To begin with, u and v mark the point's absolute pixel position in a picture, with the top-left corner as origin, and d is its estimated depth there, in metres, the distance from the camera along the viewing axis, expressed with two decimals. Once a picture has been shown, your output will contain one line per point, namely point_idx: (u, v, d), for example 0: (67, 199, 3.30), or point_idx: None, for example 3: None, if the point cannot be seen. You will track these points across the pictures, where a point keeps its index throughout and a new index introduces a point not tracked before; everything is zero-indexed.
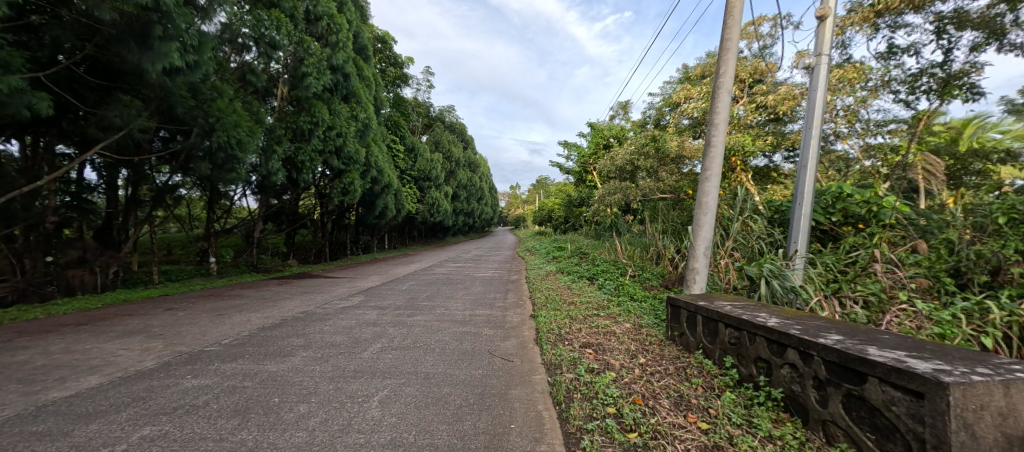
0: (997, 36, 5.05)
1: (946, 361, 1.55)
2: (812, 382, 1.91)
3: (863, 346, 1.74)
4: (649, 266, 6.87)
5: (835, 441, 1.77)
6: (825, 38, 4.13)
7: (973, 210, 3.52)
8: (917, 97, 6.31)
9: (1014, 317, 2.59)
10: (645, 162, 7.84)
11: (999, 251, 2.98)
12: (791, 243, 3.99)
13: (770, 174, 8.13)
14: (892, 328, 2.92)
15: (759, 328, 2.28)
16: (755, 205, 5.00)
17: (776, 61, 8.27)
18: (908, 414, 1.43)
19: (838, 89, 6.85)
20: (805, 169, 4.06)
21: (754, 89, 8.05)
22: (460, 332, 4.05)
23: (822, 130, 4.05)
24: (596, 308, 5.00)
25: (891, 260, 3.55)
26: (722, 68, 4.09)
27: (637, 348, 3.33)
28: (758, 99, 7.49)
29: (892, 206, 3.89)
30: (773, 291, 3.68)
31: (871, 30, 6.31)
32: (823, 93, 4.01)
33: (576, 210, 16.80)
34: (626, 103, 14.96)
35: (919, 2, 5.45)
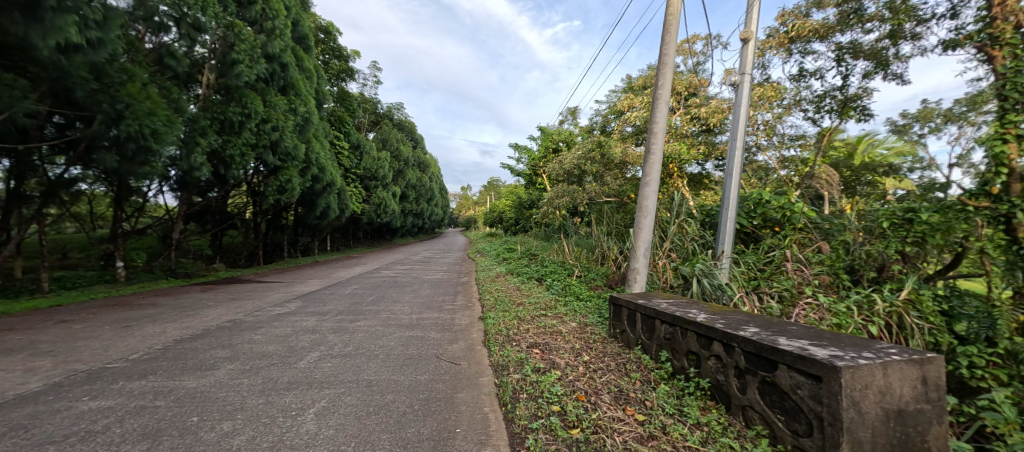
0: (883, 66, 5.87)
1: (840, 347, 1.78)
2: (734, 371, 2.09)
3: (775, 337, 1.95)
4: (594, 266, 7.16)
5: (753, 423, 1.96)
6: (748, 59, 4.56)
7: (865, 216, 3.98)
8: (822, 116, 7.16)
9: (894, 307, 3.09)
10: (591, 167, 8.15)
11: (885, 251, 3.61)
12: (719, 243, 4.35)
13: (702, 181, 8.86)
14: (800, 320, 3.30)
15: (690, 323, 2.46)
16: (689, 209, 5.41)
17: (708, 77, 9.00)
18: (810, 396, 1.62)
19: (759, 105, 7.62)
20: (731, 176, 4.46)
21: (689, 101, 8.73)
22: (406, 336, 3.94)
23: (746, 141, 4.47)
24: (543, 308, 5.10)
25: (801, 259, 4.00)
26: (660, 80, 4.36)
27: (582, 346, 3.46)
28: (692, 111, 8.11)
29: (801, 212, 4.42)
30: (703, 288, 4.03)
31: (785, 54, 7.07)
32: (746, 108, 4.42)
33: (527, 212, 17.08)
34: (575, 109, 15.47)
35: (824, 32, 6.22)
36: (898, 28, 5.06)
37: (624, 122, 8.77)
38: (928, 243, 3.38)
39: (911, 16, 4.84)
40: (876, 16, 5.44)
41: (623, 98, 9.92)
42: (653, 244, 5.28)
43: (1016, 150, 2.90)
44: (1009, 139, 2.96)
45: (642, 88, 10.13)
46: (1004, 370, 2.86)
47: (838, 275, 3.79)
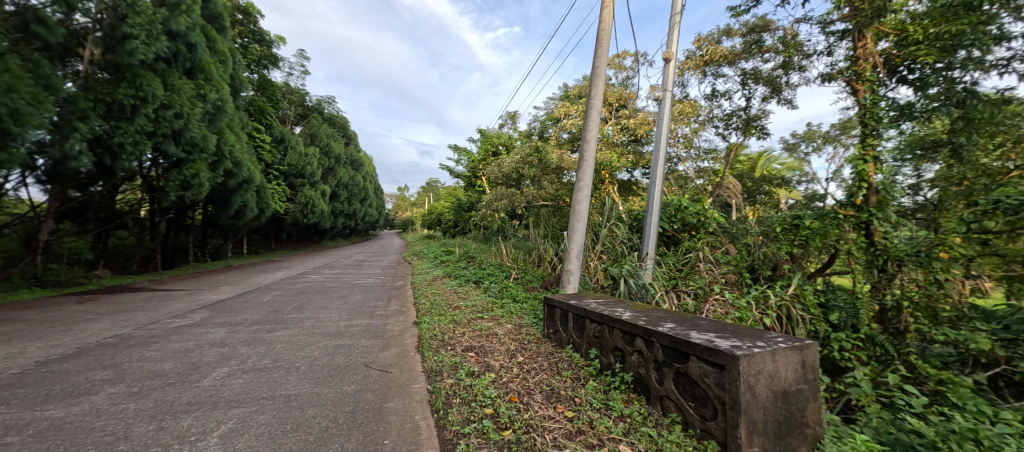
0: (777, 92, 6.76)
1: (739, 338, 2.01)
2: (653, 364, 2.26)
3: (687, 331, 2.14)
4: (531, 269, 7.31)
5: (669, 412, 2.14)
6: (669, 77, 4.98)
7: (762, 221, 4.59)
8: (730, 132, 8.04)
9: (784, 301, 3.71)
10: (529, 171, 8.33)
11: (778, 252, 4.17)
12: (644, 246, 4.68)
13: (630, 187, 9.48)
14: (709, 315, 3.67)
15: (616, 321, 2.61)
16: (619, 214, 5.76)
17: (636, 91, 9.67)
18: (715, 383, 1.81)
19: (679, 120, 8.36)
20: (655, 183, 4.82)
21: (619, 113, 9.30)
22: (332, 345, 3.69)
23: (667, 152, 4.87)
24: (480, 311, 5.09)
25: (712, 260, 4.45)
26: (593, 91, 4.58)
27: (516, 347, 3.51)
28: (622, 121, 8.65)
29: (713, 218, 4.93)
30: (629, 288, 4.31)
31: (701, 75, 7.84)
32: (667, 121, 4.82)
33: (465, 214, 16.96)
34: (514, 113, 15.72)
35: (732, 58, 7.01)
36: (788, 60, 5.82)
37: (561, 128, 9.10)
38: (810, 245, 3.93)
39: (798, 51, 5.61)
40: (772, 48, 6.25)
41: (560, 106, 10.30)
42: (586, 246, 5.53)
43: (872, 169, 3.58)
44: (868, 160, 3.60)
45: (578, 97, 10.59)
46: (863, 350, 3.53)
47: (742, 273, 4.29)
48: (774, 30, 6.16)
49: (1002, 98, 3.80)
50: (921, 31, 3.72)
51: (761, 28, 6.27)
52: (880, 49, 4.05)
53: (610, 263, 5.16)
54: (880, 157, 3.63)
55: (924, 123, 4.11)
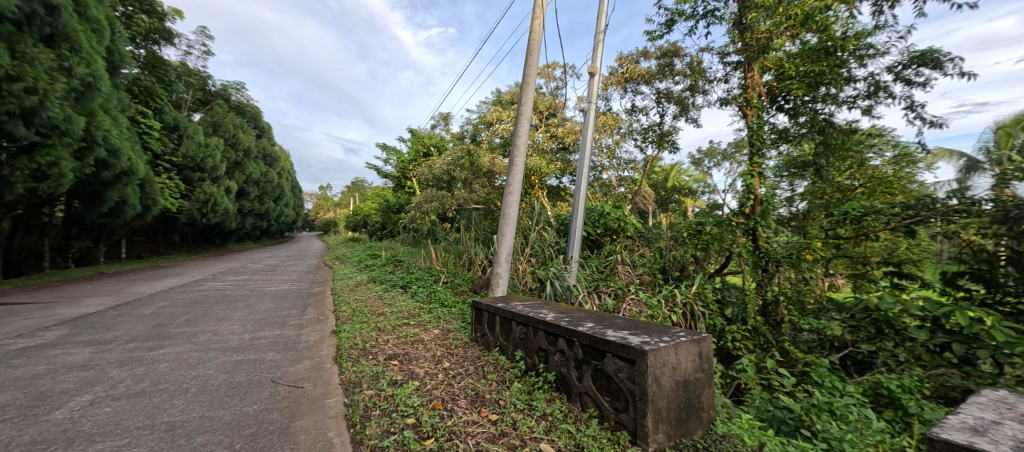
0: (685, 112, 7.52)
1: (649, 334, 2.19)
2: (573, 363, 2.37)
3: (604, 330, 2.28)
4: (461, 272, 7.24)
5: (588, 407, 2.25)
6: (594, 90, 5.29)
7: (672, 227, 5.08)
8: (647, 145, 8.76)
9: (688, 299, 4.17)
10: (460, 173, 8.27)
11: (685, 254, 4.64)
12: (569, 249, 4.89)
13: (559, 193, 9.86)
14: (625, 313, 3.94)
15: (540, 323, 2.69)
16: (548, 218, 5.95)
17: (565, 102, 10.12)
18: (627, 377, 1.95)
19: (603, 131, 8.91)
20: (580, 189, 5.07)
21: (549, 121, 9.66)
22: (234, 361, 3.29)
23: (591, 161, 5.16)
24: (406, 317, 4.90)
25: (630, 262, 4.80)
26: (523, 98, 4.69)
27: (443, 353, 3.44)
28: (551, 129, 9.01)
29: (632, 223, 5.32)
30: (555, 290, 4.48)
31: (622, 91, 8.45)
32: (591, 131, 5.11)
33: (394, 216, 16.28)
34: (447, 115, 15.50)
35: (649, 77, 7.66)
36: (694, 83, 6.52)
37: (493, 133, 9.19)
38: (710, 249, 4.47)
39: (702, 76, 6.31)
40: (682, 72, 6.96)
41: (492, 110, 10.39)
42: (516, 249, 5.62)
43: (758, 183, 4.16)
44: (755, 175, 4.18)
45: (510, 103, 10.78)
46: (751, 341, 4.06)
47: (655, 274, 4.69)
48: (684, 56, 6.86)
49: (850, 129, 4.66)
50: (793, 68, 4.41)
51: (672, 53, 6.95)
52: (765, 81, 4.73)
53: (538, 266, 5.30)
54: (764, 173, 4.23)
55: (795, 145, 4.88)
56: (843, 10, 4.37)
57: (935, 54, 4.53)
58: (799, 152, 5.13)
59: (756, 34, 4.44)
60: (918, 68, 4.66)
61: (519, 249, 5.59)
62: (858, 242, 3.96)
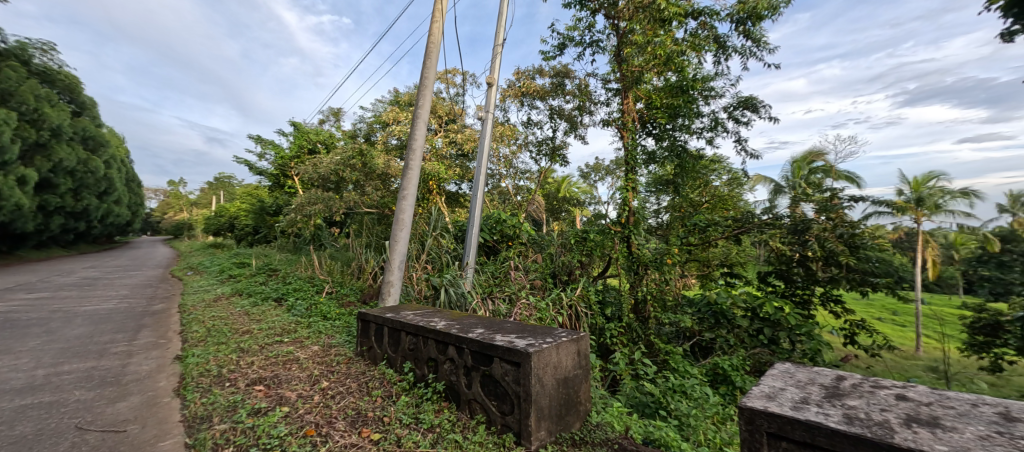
0: (574, 129, 8.20)
1: (534, 337, 2.30)
2: (462, 370, 2.36)
3: (493, 335, 2.33)
4: (348, 281, 6.68)
5: (475, 414, 2.26)
6: (491, 100, 5.42)
7: (562, 234, 5.44)
8: (541, 157, 9.31)
9: (573, 301, 4.52)
10: (351, 174, 7.69)
11: (572, 259, 5.02)
12: (465, 255, 4.88)
13: (457, 199, 9.83)
14: (516, 317, 4.08)
15: (430, 331, 2.62)
16: (445, 224, 5.85)
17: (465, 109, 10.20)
18: (512, 379, 2.02)
19: (501, 141, 9.19)
20: (476, 196, 5.12)
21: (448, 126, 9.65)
22: (17, 407, 2.50)
23: (488, 169, 5.26)
24: (278, 334, 4.32)
25: (523, 268, 5.00)
26: (420, 101, 4.56)
27: (321, 372, 3.11)
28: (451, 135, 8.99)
29: (526, 230, 5.58)
30: (450, 298, 4.36)
31: (519, 104, 8.86)
32: (488, 140, 5.21)
33: (269, 218, 14.31)
34: (338, 111, 14.31)
35: (543, 94, 8.17)
36: (582, 104, 7.16)
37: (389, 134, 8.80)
38: (594, 254, 4.96)
39: (589, 98, 6.98)
40: (571, 92, 7.58)
41: (389, 110, 9.92)
42: (410, 256, 5.38)
43: (631, 196, 4.78)
44: (629, 189, 4.78)
45: (409, 105, 10.43)
46: (625, 336, 4.55)
47: (545, 278, 4.97)
48: (573, 78, 7.49)
49: (699, 154, 5.62)
50: (659, 100, 5.16)
51: (564, 74, 7.55)
52: (637, 108, 5.43)
53: (434, 273, 5.14)
54: (636, 188, 4.84)
55: (661, 165, 5.69)
56: (695, 57, 5.27)
57: (754, 101, 5.75)
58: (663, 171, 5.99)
59: (631, 67, 5.08)
60: (744, 110, 5.87)
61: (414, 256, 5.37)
62: (705, 248, 4.80)
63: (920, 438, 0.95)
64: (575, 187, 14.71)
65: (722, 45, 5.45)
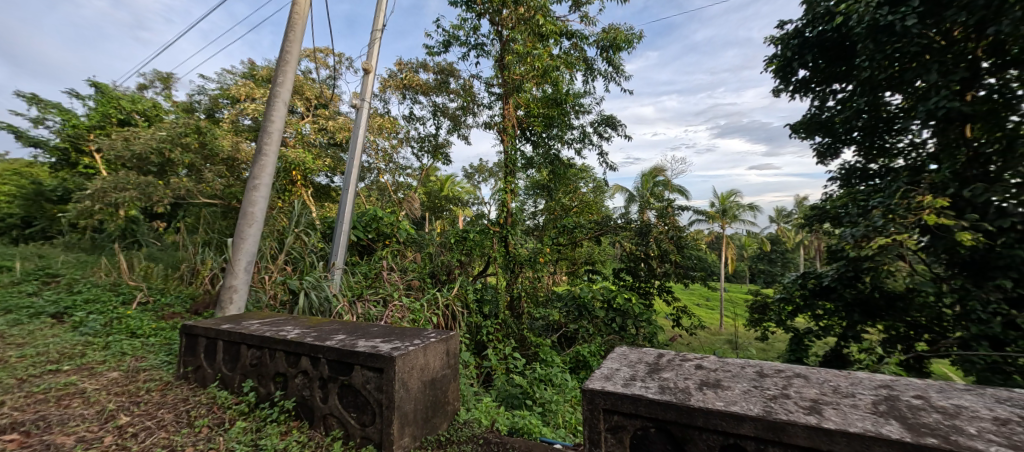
0: (457, 129, 8.17)
1: (401, 340, 2.20)
2: (317, 383, 2.12)
3: (355, 341, 2.15)
4: (174, 287, 5.41)
5: (332, 430, 2.06)
6: (367, 88, 5.01)
7: (442, 233, 5.34)
8: (423, 154, 9.06)
9: (449, 300, 4.49)
10: (183, 156, 6.26)
11: (452, 259, 4.97)
12: (332, 256, 4.39)
13: (327, 193, 8.89)
14: (388, 320, 3.84)
15: (278, 343, 2.27)
16: (311, 221, 5.13)
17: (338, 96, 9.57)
18: (374, 387, 1.90)
19: (379, 133, 8.59)
20: (347, 191, 4.67)
21: (318, 111, 8.85)
22: None
23: (362, 162, 4.85)
24: (54, 360, 3.25)
25: (399, 268, 4.75)
26: (280, 78, 3.95)
27: (120, 405, 2.43)
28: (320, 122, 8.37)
29: (405, 229, 5.32)
30: (311, 303, 3.79)
31: (400, 96, 8.44)
32: (363, 130, 4.81)
33: (49, 207, 10.69)
34: (170, 77, 11.56)
35: (426, 89, 7.97)
36: (466, 104, 7.17)
37: (242, 112, 7.75)
38: (473, 254, 4.99)
39: (473, 99, 7.02)
40: (455, 91, 7.53)
41: (240, 83, 8.40)
42: (263, 256, 4.50)
43: (510, 198, 5.01)
44: (507, 191, 5.01)
45: (267, 81, 8.99)
46: (501, 332, 4.68)
47: (424, 279, 4.81)
48: (458, 78, 7.46)
49: (569, 163, 6.19)
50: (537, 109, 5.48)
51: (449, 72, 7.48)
52: (517, 114, 5.66)
53: (294, 274, 4.43)
54: (514, 190, 5.09)
55: (538, 171, 6.08)
56: (568, 74, 5.75)
57: (614, 120, 6.58)
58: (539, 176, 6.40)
59: (512, 75, 5.29)
60: (606, 127, 6.67)
61: (268, 255, 4.54)
62: (573, 248, 5.33)
63: (707, 397, 1.20)
64: (457, 186, 14.70)
65: (590, 67, 6.10)
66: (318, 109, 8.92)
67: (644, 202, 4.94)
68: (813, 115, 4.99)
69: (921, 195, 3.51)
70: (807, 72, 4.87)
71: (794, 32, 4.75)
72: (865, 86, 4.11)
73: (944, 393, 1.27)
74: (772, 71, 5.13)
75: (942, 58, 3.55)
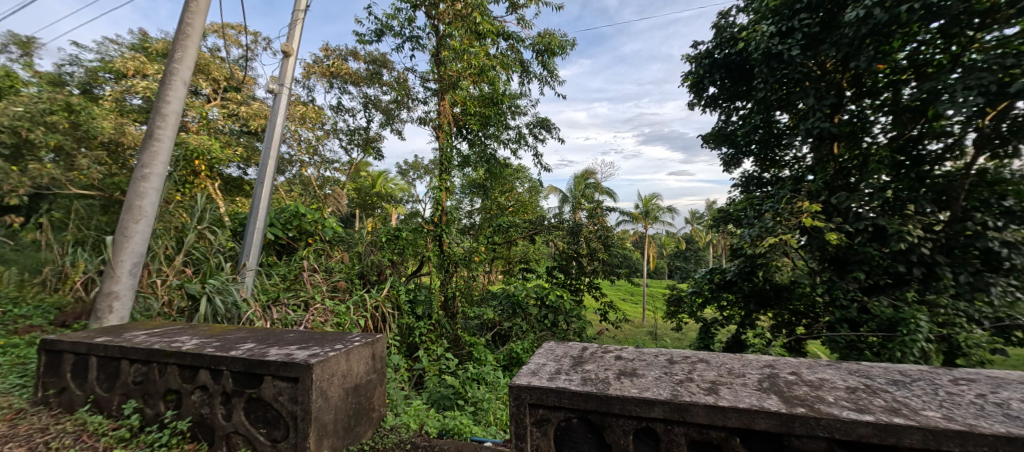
0: (390, 123, 7.83)
1: (320, 345, 2.05)
2: (219, 399, 1.90)
3: (265, 349, 1.96)
4: (32, 295, 4.48)
5: (237, 449, 1.86)
6: (287, 72, 4.57)
7: (372, 231, 5.09)
8: (353, 148, 8.56)
9: (378, 302, 4.29)
10: (47, 137, 5.22)
11: (383, 259, 4.76)
12: (243, 256, 3.95)
13: (238, 185, 8.02)
14: (308, 325, 3.56)
15: (170, 356, 1.99)
16: (219, 217, 4.47)
17: (254, 80, 8.71)
18: (287, 398, 1.74)
19: (301, 123, 7.91)
20: (262, 184, 4.22)
21: (229, 94, 7.97)
22: None
23: (280, 153, 4.43)
24: None
25: (322, 269, 4.42)
26: (178, 54, 3.38)
27: None
28: (230, 106, 7.58)
29: (331, 227, 4.96)
30: (215, 309, 3.31)
31: (327, 84, 7.87)
32: (281, 118, 4.38)
33: None
34: (30, 42, 9.56)
35: (356, 79, 7.54)
36: (400, 98, 6.88)
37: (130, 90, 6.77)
38: (405, 253, 4.83)
39: (407, 93, 6.75)
40: (388, 83, 7.20)
41: (128, 56, 7.21)
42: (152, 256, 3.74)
43: (445, 196, 4.93)
44: (442, 189, 4.92)
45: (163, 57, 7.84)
46: (433, 333, 4.58)
47: (352, 280, 4.54)
48: (392, 69, 7.14)
49: (505, 163, 6.24)
50: (473, 107, 5.43)
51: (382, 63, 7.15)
52: (454, 111, 5.51)
53: (196, 278, 3.79)
54: (449, 188, 5.00)
55: (474, 170, 6.06)
56: (504, 75, 5.79)
57: (549, 122, 6.77)
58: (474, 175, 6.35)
59: (448, 71, 5.18)
60: (541, 129, 6.83)
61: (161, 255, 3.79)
62: (508, 248, 5.40)
63: (624, 386, 1.28)
64: (390, 183, 14.07)
65: (526, 70, 6.21)
66: (229, 93, 8.02)
67: (576, 202, 5.17)
68: (721, 128, 5.60)
69: (801, 201, 4.11)
70: (715, 89, 5.44)
71: (706, 52, 5.29)
72: (761, 105, 4.69)
73: (812, 368, 1.50)
74: (688, 86, 5.66)
75: (817, 85, 4.20)
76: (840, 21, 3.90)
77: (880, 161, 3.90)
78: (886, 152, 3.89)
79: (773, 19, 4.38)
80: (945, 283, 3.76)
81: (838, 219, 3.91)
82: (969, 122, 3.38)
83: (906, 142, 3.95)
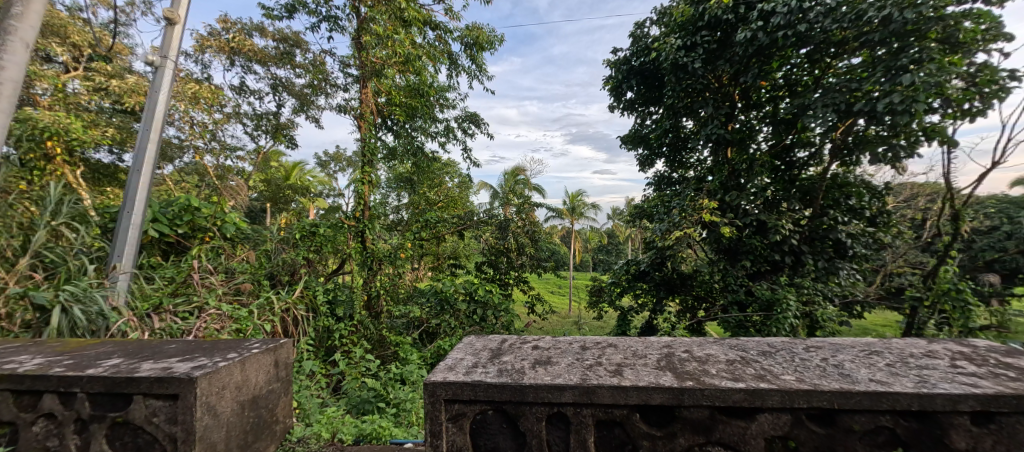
0: (305, 107, 7.15)
1: (209, 356, 1.80)
2: (72, 427, 1.58)
3: (137, 364, 1.67)
4: None
5: None
6: (172, 42, 3.85)
7: (284, 227, 4.61)
8: (260, 134, 7.67)
9: (288, 305, 3.90)
10: None
11: (296, 257, 4.35)
12: (113, 257, 3.29)
13: (108, 172, 6.75)
14: (199, 334, 3.10)
15: (2, 380, 1.60)
16: (79, 210, 3.62)
17: (130, 49, 7.40)
18: (165, 420, 1.51)
19: (194, 104, 6.86)
20: (140, 173, 3.54)
21: (96, 63, 6.64)
22: None
23: (163, 137, 3.76)
24: None
25: (219, 270, 3.89)
26: (16, 6, 2.62)
27: None
28: (96, 78, 6.31)
29: (233, 222, 4.23)
30: (73, 320, 2.71)
31: (226, 61, 6.93)
32: (164, 96, 3.71)
33: None
34: None
35: (263, 58, 6.75)
36: (317, 82, 6.30)
37: None
38: (323, 250, 4.48)
39: (325, 77, 6.21)
40: (302, 65, 6.56)
41: None
42: None
43: (367, 190, 4.66)
44: (364, 183, 4.64)
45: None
46: (355, 334, 4.37)
47: (259, 281, 4.09)
48: (306, 51, 6.52)
49: (433, 157, 6.07)
50: (400, 96, 5.16)
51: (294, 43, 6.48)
52: (377, 101, 5.20)
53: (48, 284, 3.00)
54: (373, 182, 4.75)
55: (399, 162, 5.78)
56: (431, 66, 5.61)
57: (478, 117, 6.72)
58: (401, 168, 6.07)
59: (371, 57, 4.86)
60: (470, 124, 6.76)
61: None
62: (436, 243, 5.27)
63: (537, 374, 1.31)
64: (308, 175, 12.90)
65: (455, 62, 6.08)
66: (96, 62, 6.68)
67: (505, 197, 5.19)
68: (638, 130, 6.03)
69: (702, 199, 4.59)
70: (632, 94, 5.83)
71: (624, 59, 5.64)
72: (673, 110, 5.12)
73: (702, 346, 1.67)
74: (608, 89, 5.99)
75: (714, 96, 4.71)
76: (732, 40, 4.42)
77: (762, 165, 4.45)
78: (767, 157, 4.47)
79: (680, 33, 4.80)
80: (808, 268, 4.48)
81: (730, 215, 4.47)
82: (826, 134, 4.02)
83: (781, 149, 4.61)
